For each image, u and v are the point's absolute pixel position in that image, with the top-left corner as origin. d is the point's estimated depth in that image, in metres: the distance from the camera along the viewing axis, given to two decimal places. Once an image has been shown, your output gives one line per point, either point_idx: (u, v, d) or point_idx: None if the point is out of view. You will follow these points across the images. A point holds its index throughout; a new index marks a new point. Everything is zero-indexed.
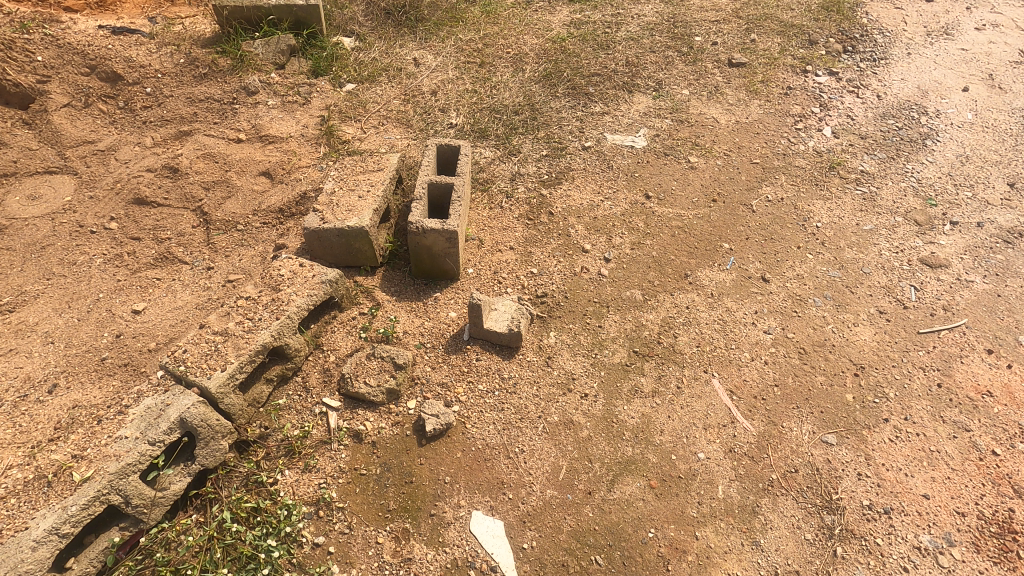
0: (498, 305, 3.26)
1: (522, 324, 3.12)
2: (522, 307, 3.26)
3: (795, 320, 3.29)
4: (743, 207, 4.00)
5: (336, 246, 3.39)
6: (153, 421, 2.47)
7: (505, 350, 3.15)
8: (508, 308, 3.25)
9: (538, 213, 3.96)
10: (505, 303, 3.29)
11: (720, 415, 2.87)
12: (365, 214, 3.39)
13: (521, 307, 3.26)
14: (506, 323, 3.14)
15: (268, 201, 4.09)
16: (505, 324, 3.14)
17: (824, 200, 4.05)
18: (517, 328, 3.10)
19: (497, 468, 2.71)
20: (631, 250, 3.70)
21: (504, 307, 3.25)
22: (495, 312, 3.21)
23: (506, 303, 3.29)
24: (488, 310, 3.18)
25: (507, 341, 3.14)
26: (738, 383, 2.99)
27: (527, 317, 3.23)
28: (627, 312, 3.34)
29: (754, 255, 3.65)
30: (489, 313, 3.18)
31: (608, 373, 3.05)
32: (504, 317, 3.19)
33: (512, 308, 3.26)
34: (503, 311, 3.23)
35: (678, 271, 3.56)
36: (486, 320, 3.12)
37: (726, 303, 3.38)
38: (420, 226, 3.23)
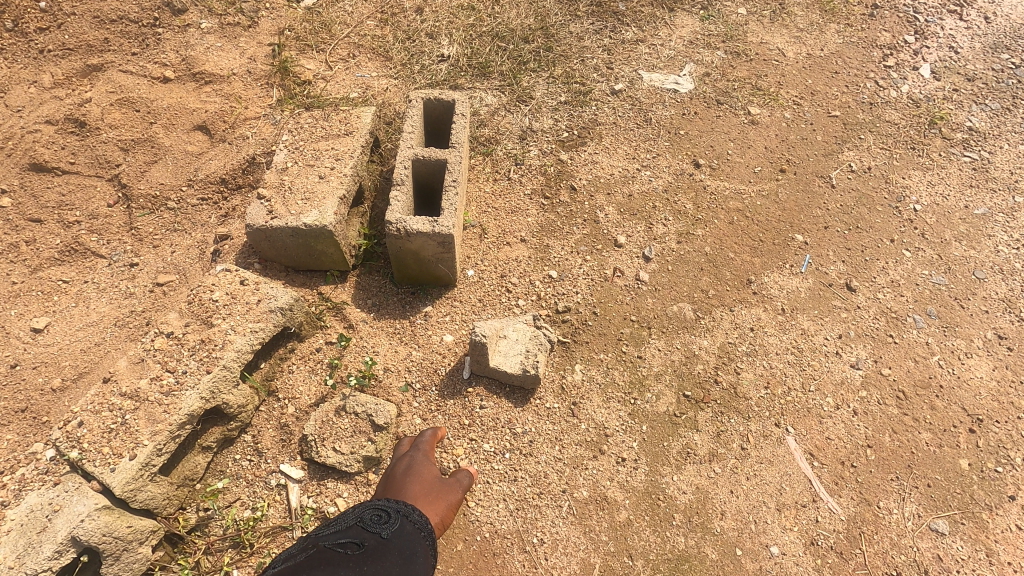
0: (508, 329, 2.48)
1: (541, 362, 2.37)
2: (540, 331, 2.49)
3: (891, 349, 2.54)
4: (820, 180, 3.11)
5: (291, 248, 2.54)
6: (34, 539, 1.77)
7: (517, 393, 2.43)
8: (520, 334, 2.48)
9: (556, 189, 3.06)
10: (516, 323, 2.51)
11: (798, 491, 2.21)
12: (328, 206, 2.50)
13: (538, 332, 2.48)
14: (519, 359, 2.39)
15: (206, 168, 3.13)
16: (518, 359, 2.39)
17: (923, 171, 3.14)
18: (535, 369, 2.35)
19: (509, 568, 2.08)
20: (677, 244, 2.86)
21: (516, 332, 2.48)
22: (503, 340, 2.44)
23: (518, 324, 2.51)
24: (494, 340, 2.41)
25: (519, 381, 2.40)
26: (820, 444, 2.31)
27: (547, 348, 2.47)
28: (674, 337, 2.57)
29: (836, 254, 2.83)
30: (496, 343, 2.42)
31: (652, 427, 2.35)
32: (516, 348, 2.43)
33: (527, 333, 2.48)
34: (514, 338, 2.46)
35: (739, 276, 2.75)
36: (492, 356, 2.36)
37: (801, 324, 2.61)
38: (402, 229, 2.38)
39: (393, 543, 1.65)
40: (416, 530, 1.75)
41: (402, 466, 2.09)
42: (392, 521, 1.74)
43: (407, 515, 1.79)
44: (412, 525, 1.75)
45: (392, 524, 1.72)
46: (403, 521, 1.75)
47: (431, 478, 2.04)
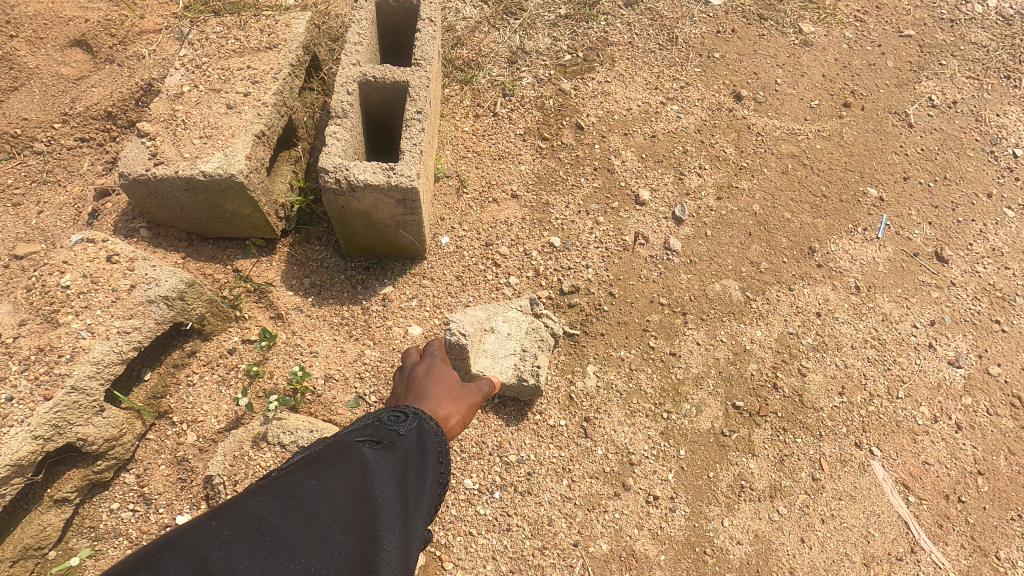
0: (496, 320, 1.84)
1: (543, 368, 1.75)
2: (539, 322, 1.85)
3: (998, 340, 1.95)
4: (894, 117, 2.42)
5: (188, 209, 1.80)
6: None
7: (509, 407, 1.79)
8: (513, 327, 1.84)
9: (557, 128, 2.34)
10: (507, 312, 1.87)
11: (891, 538, 1.64)
12: (238, 146, 1.75)
13: (538, 324, 1.85)
14: (512, 363, 1.76)
15: (84, 97, 2.30)
16: (510, 364, 1.76)
17: (1020, 106, 2.48)
18: (535, 378, 1.73)
19: None
20: (718, 201, 2.18)
21: (508, 325, 1.84)
22: (489, 337, 1.81)
23: (510, 313, 1.86)
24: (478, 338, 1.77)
25: (512, 390, 1.75)
26: (917, 471, 1.73)
27: (550, 346, 1.84)
28: (718, 327, 1.93)
29: (920, 213, 2.19)
30: (480, 342, 1.79)
31: (693, 452, 1.74)
32: (507, 347, 1.80)
33: (523, 326, 1.85)
34: (505, 333, 1.82)
35: (798, 244, 2.10)
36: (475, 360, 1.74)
37: (882, 307, 1.99)
38: (344, 179, 1.65)
39: (415, 446, 0.97)
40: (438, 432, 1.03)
41: (416, 370, 1.39)
42: (414, 417, 1.04)
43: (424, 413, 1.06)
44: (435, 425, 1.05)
45: (417, 416, 1.04)
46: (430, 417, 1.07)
47: (454, 379, 1.33)
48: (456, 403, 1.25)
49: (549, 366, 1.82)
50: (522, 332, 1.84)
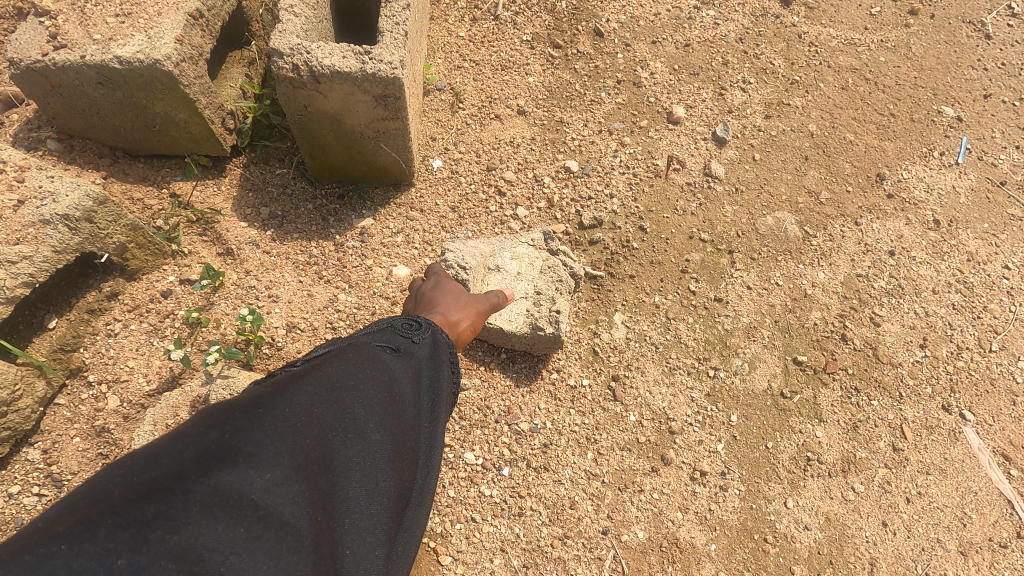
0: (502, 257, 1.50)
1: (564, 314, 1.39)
2: (556, 261, 1.50)
3: None
4: (969, 28, 2.05)
5: (106, 111, 1.39)
6: None
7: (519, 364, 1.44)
8: (523, 266, 1.49)
9: (571, 34, 1.93)
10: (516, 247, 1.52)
11: (992, 521, 1.33)
12: (167, 26, 1.34)
13: (554, 263, 1.51)
14: (522, 308, 1.42)
15: None
16: (521, 309, 1.41)
17: None
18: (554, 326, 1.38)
19: None
20: (766, 120, 1.80)
21: (517, 264, 1.49)
22: (495, 277, 1.46)
23: (519, 250, 1.52)
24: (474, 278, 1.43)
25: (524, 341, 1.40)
26: (1018, 439, 1.42)
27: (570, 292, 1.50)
28: (771, 268, 1.58)
29: (1006, 137, 1.83)
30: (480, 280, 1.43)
31: (747, 418, 1.41)
32: (517, 289, 1.45)
33: (535, 266, 1.50)
34: (514, 273, 1.47)
35: (864, 170, 1.74)
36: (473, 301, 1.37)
37: (966, 245, 1.65)
38: (304, 65, 1.27)
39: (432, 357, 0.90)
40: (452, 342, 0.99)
41: (421, 287, 1.26)
42: (426, 331, 0.94)
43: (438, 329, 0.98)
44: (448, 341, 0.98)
45: (430, 328, 0.97)
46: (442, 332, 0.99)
47: (461, 290, 1.23)
48: (466, 308, 1.16)
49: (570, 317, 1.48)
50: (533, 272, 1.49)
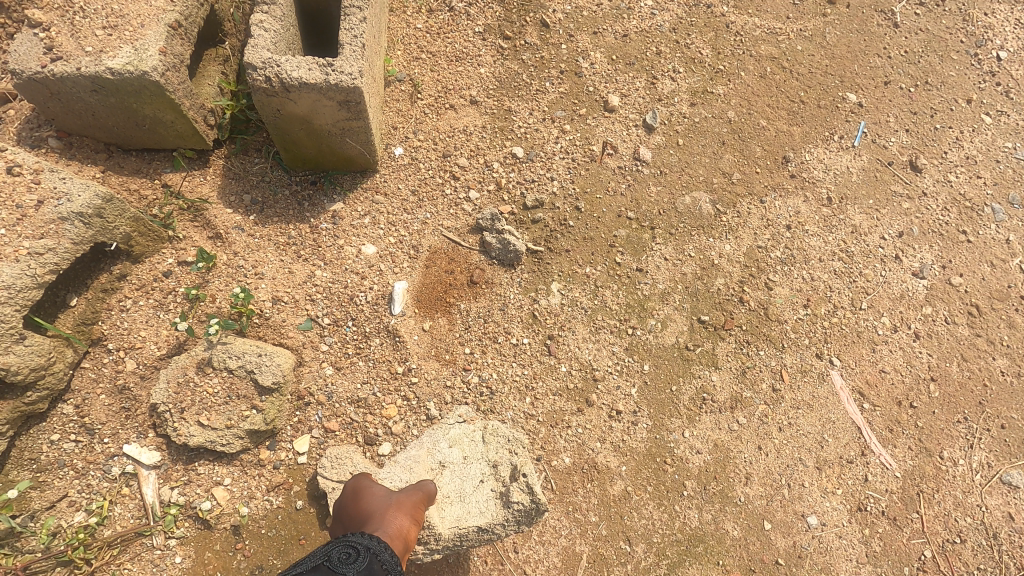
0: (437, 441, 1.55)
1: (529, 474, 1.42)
2: (492, 427, 1.58)
3: (964, 251, 1.93)
4: (880, 17, 2.27)
5: (100, 114, 1.59)
6: None
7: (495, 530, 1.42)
8: (465, 449, 1.54)
9: (520, 25, 2.11)
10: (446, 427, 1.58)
11: (843, 443, 1.69)
12: (150, 38, 1.52)
13: (490, 437, 1.55)
14: (483, 495, 1.45)
15: None
16: (483, 496, 1.45)
17: (1009, 5, 2.35)
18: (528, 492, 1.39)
19: (466, 566, 1.52)
20: (691, 107, 2.04)
21: (458, 448, 1.53)
22: (445, 475, 1.49)
23: (454, 432, 1.56)
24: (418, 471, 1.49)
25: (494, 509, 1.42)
26: (874, 378, 1.75)
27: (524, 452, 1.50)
28: (686, 242, 1.86)
29: (898, 120, 2.10)
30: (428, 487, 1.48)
31: (657, 367, 1.72)
32: (471, 475, 1.49)
33: (477, 440, 1.55)
34: (461, 460, 1.51)
35: (771, 153, 2.00)
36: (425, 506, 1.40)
37: (852, 219, 1.94)
38: (274, 76, 1.47)
39: None
40: (389, 569, 1.09)
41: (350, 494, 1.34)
42: (364, 558, 1.07)
43: (376, 554, 1.09)
44: (384, 566, 1.08)
45: (367, 546, 1.10)
46: (378, 555, 1.10)
47: (388, 491, 1.32)
48: (396, 540, 1.20)
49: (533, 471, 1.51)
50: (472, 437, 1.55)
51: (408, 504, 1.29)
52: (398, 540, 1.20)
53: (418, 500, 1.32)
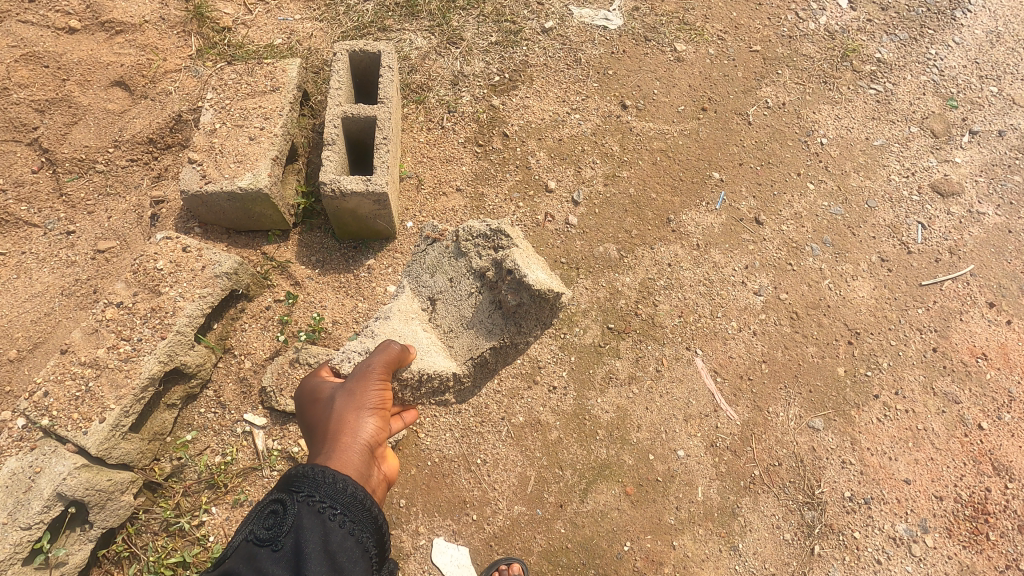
0: (432, 283, 2.42)
1: (513, 262, 2.12)
2: (464, 243, 2.34)
3: (790, 276, 2.87)
4: (738, 118, 3.29)
5: (229, 212, 2.62)
6: (22, 497, 1.98)
7: (530, 328, 2.23)
8: (449, 273, 2.40)
9: (489, 137, 3.15)
10: (432, 264, 2.43)
11: (702, 403, 2.58)
12: (262, 168, 2.56)
13: (470, 249, 2.32)
14: (487, 299, 2.28)
15: (131, 127, 3.04)
16: (489, 301, 2.27)
17: (832, 105, 3.37)
18: (522, 288, 2.10)
19: (457, 485, 2.41)
20: (604, 186, 3.03)
21: (444, 277, 2.41)
22: (441, 305, 2.40)
23: (437, 265, 2.43)
24: (434, 310, 2.41)
25: (516, 320, 2.22)
26: (723, 361, 2.67)
27: (508, 248, 2.21)
28: (600, 276, 2.81)
29: (748, 189, 3.08)
30: (437, 320, 2.40)
31: (580, 358, 2.64)
32: (462, 294, 2.36)
33: (456, 259, 2.38)
34: (449, 287, 2.40)
35: (659, 215, 2.97)
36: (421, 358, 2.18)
37: (713, 257, 2.89)
38: (337, 189, 2.48)
39: (298, 545, 1.19)
40: (328, 509, 1.26)
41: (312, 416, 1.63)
42: (290, 508, 1.25)
43: (307, 499, 1.26)
44: (315, 511, 1.25)
45: (296, 493, 1.28)
46: (309, 509, 1.25)
47: (336, 404, 1.59)
48: (354, 445, 1.46)
49: (518, 247, 2.22)
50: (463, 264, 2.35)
51: (355, 412, 1.56)
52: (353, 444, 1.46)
53: (383, 370, 1.74)
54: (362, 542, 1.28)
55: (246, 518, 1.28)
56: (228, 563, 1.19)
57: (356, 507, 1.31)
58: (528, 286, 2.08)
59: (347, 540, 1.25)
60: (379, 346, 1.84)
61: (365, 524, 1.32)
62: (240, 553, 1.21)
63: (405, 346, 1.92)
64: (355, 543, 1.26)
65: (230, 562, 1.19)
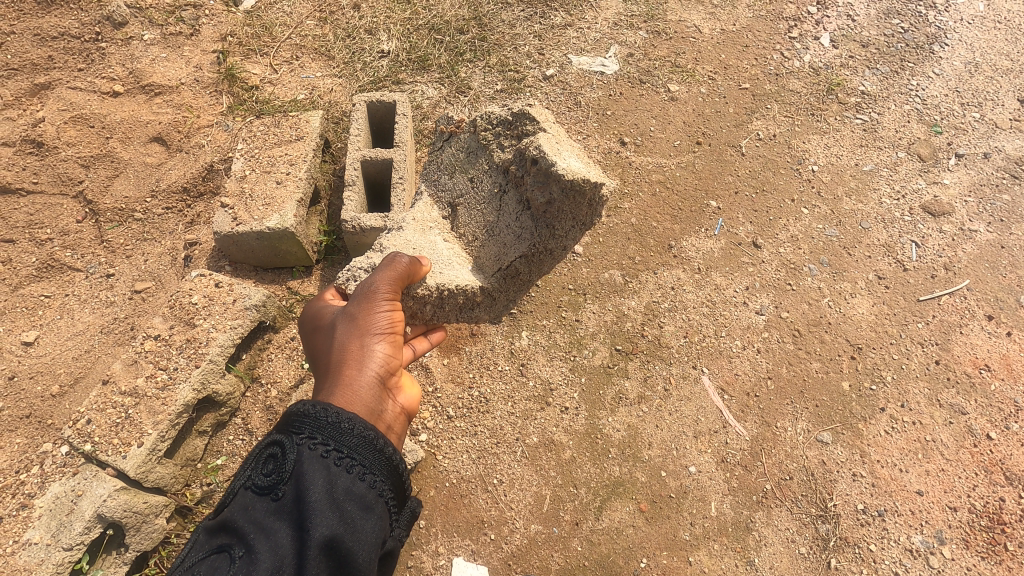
0: (453, 188, 2.38)
1: (538, 148, 1.99)
2: (488, 139, 2.27)
3: (790, 296, 2.98)
4: (731, 150, 3.48)
5: (258, 250, 2.82)
6: (65, 519, 2.11)
7: (564, 230, 2.11)
8: (469, 174, 2.34)
9: None
10: (452, 167, 2.39)
11: (711, 420, 2.66)
12: (289, 209, 2.78)
13: (490, 140, 2.26)
14: (514, 197, 2.19)
15: (167, 178, 3.30)
16: (517, 198, 2.18)
17: (821, 135, 3.56)
18: (552, 181, 1.96)
19: (475, 505, 2.48)
20: (607, 217, 3.20)
21: (462, 180, 2.36)
22: (461, 208, 2.34)
23: (456, 171, 2.39)
24: (455, 217, 2.37)
25: (548, 222, 2.10)
26: (730, 379, 2.75)
27: (535, 134, 2.08)
28: (606, 301, 2.94)
29: (745, 216, 3.23)
30: (458, 225, 2.34)
31: (590, 380, 2.74)
32: (484, 195, 2.28)
33: (478, 157, 2.33)
34: (468, 189, 2.33)
35: (661, 242, 3.12)
36: (439, 275, 2.11)
37: (714, 280, 3.01)
38: (357, 225, 2.68)
39: (300, 490, 1.24)
40: (329, 453, 1.30)
41: (322, 346, 1.66)
42: (290, 455, 1.29)
43: (308, 443, 1.30)
44: (316, 455, 1.29)
45: (296, 436, 1.32)
46: (310, 455, 1.29)
47: (344, 338, 1.61)
48: (365, 381, 1.51)
49: (546, 132, 2.09)
50: (486, 229, 2.26)
51: (362, 347, 1.59)
52: (364, 380, 1.51)
53: (389, 290, 1.72)
54: (372, 482, 1.33)
55: (246, 461, 1.34)
56: (233, 509, 1.27)
57: (364, 448, 1.35)
58: (558, 177, 1.93)
59: (355, 483, 1.29)
60: (385, 263, 1.80)
61: (376, 464, 1.36)
62: (242, 500, 1.28)
63: (412, 259, 1.86)
64: (363, 484, 1.31)
65: (232, 511, 1.26)
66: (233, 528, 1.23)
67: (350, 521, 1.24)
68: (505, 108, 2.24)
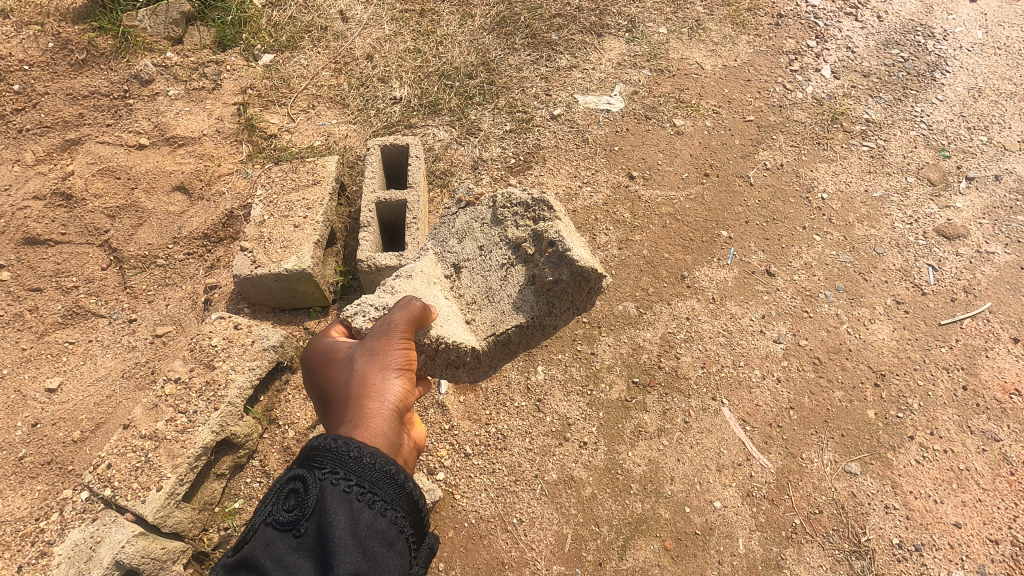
0: (459, 250, 2.54)
1: (557, 232, 2.29)
2: (504, 214, 2.51)
3: (807, 323, 2.95)
4: (740, 180, 3.52)
5: (275, 291, 2.87)
6: (83, 566, 2.11)
7: (560, 310, 2.43)
8: (478, 240, 2.54)
9: None
10: (462, 230, 2.57)
11: (734, 452, 2.60)
12: (306, 251, 2.85)
13: (508, 217, 2.51)
14: (519, 273, 2.44)
15: (189, 225, 3.39)
16: (523, 276, 2.42)
17: (828, 163, 3.59)
18: (564, 263, 2.26)
19: (495, 546, 2.42)
20: (619, 250, 3.22)
21: (470, 244, 2.54)
22: (466, 270, 2.51)
23: (466, 235, 2.56)
24: (457, 277, 2.51)
25: (548, 299, 2.39)
26: (751, 410, 2.70)
27: (553, 219, 2.38)
28: (621, 333, 2.92)
29: (756, 244, 3.24)
30: (460, 287, 2.49)
31: (608, 414, 2.70)
32: (492, 263, 2.48)
33: (490, 230, 2.54)
34: (477, 255, 2.51)
35: (674, 273, 3.13)
36: (442, 326, 2.15)
37: (730, 309, 3.00)
38: (373, 264, 2.73)
39: (322, 526, 1.22)
40: (352, 488, 1.29)
41: (333, 376, 1.63)
42: (313, 489, 1.28)
43: (331, 478, 1.29)
44: (339, 490, 1.28)
45: (318, 471, 1.31)
46: (334, 489, 1.28)
47: (363, 370, 1.60)
48: (386, 415, 1.50)
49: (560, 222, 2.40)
50: None
51: (380, 380, 1.59)
52: (384, 414, 1.50)
53: (406, 328, 1.78)
54: (393, 519, 1.32)
55: (266, 497, 1.32)
56: (251, 547, 1.23)
57: (387, 484, 1.35)
58: (570, 262, 2.24)
59: (377, 519, 1.29)
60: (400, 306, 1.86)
61: (396, 501, 1.36)
62: (261, 536, 1.24)
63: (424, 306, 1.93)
64: (385, 522, 1.30)
65: (250, 548, 1.22)
66: (253, 566, 1.19)
67: (373, 560, 1.22)
68: (525, 192, 2.52)
